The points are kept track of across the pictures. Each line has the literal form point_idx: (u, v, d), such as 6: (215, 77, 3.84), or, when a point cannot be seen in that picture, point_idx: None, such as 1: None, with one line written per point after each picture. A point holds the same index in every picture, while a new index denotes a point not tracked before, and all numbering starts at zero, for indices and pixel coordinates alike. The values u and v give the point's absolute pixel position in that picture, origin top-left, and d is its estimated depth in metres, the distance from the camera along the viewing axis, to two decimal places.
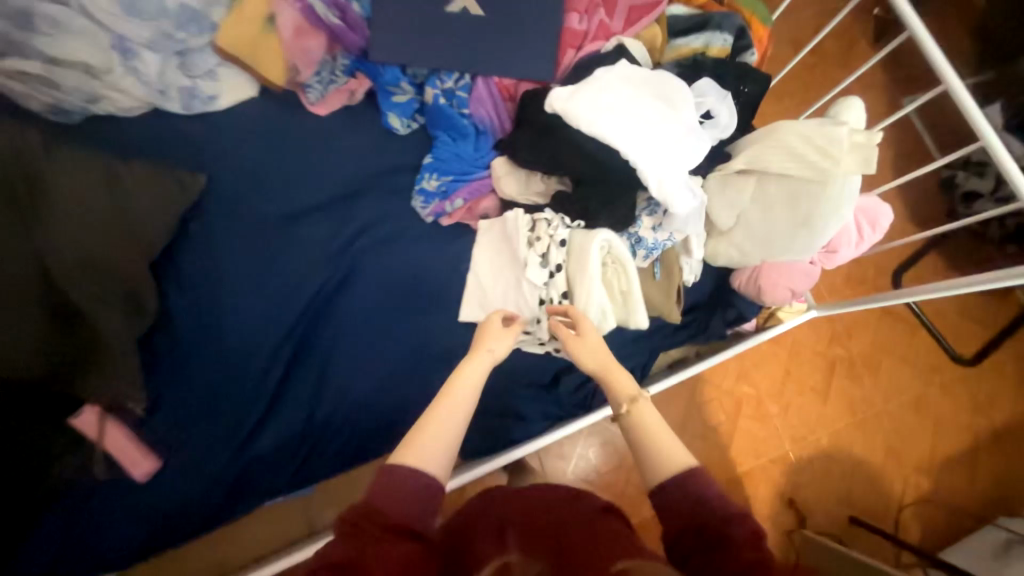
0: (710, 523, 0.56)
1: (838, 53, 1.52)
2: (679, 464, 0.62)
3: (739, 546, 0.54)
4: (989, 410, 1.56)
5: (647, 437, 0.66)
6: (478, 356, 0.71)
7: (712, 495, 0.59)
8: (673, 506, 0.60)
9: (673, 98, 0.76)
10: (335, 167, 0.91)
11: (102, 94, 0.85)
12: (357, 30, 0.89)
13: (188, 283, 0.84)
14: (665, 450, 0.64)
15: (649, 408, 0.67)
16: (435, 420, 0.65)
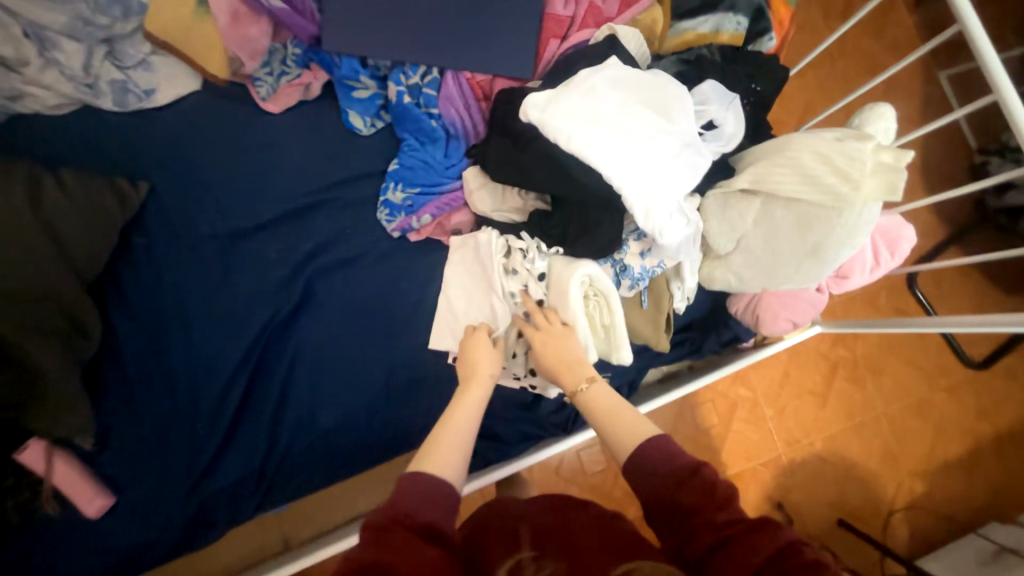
0: (665, 490, 0.52)
1: (872, 24, 1.33)
2: (637, 436, 0.57)
3: (700, 512, 0.49)
4: (995, 413, 1.50)
5: (608, 420, 0.60)
6: (480, 377, 0.65)
7: (668, 455, 0.54)
8: (634, 478, 0.55)
9: (668, 107, 0.65)
10: (291, 171, 0.82)
11: (22, 91, 0.75)
12: (306, 14, 0.77)
13: (134, 305, 0.78)
14: (628, 423, 0.59)
15: (604, 392, 0.62)
16: (445, 440, 0.58)
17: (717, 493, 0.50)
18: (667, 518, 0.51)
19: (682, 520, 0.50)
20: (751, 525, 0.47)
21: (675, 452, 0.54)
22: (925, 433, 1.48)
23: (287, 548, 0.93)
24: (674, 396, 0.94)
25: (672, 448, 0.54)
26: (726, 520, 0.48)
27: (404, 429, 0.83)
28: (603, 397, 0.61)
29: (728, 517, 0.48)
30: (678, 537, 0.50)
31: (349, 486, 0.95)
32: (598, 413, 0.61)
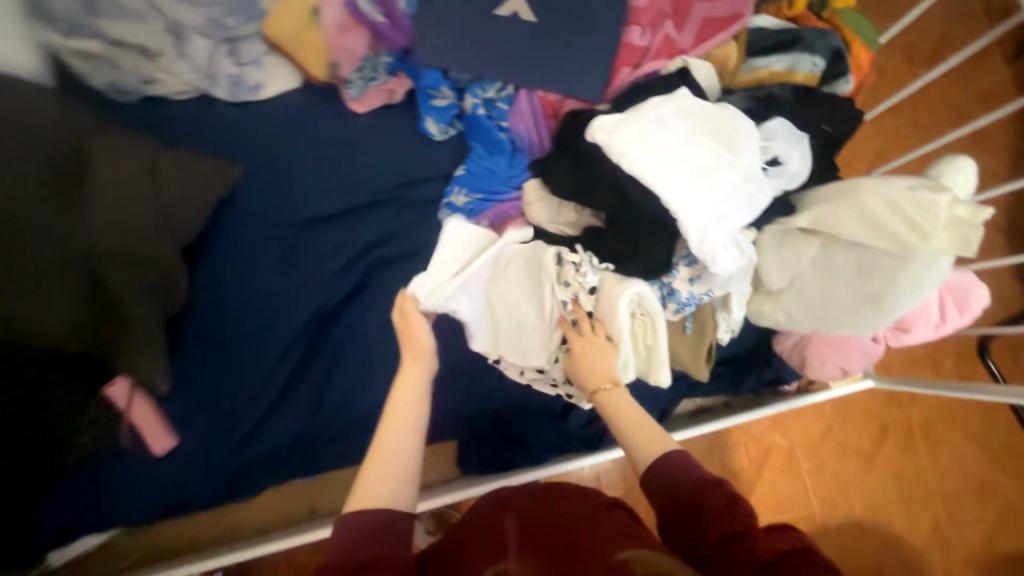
0: (685, 496, 0.54)
1: (961, 73, 1.28)
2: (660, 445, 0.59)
3: (717, 518, 0.51)
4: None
5: (629, 426, 0.62)
6: (411, 360, 0.67)
7: (687, 466, 0.56)
8: (652, 486, 0.56)
9: (733, 139, 0.66)
10: (368, 167, 0.90)
11: (155, 77, 0.87)
12: (401, 29, 0.83)
13: (217, 272, 0.86)
14: (646, 436, 0.61)
15: (624, 397, 0.65)
16: (387, 449, 0.59)
17: (737, 503, 0.52)
18: (683, 526, 0.53)
19: (699, 526, 0.52)
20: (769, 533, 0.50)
21: (695, 463, 0.56)
22: (985, 518, 1.35)
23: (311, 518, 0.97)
24: (705, 431, 0.94)
25: (692, 460, 0.56)
26: (743, 527, 0.50)
27: None
28: (624, 402, 0.64)
29: (745, 524, 0.50)
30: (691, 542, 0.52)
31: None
32: (621, 418, 0.63)
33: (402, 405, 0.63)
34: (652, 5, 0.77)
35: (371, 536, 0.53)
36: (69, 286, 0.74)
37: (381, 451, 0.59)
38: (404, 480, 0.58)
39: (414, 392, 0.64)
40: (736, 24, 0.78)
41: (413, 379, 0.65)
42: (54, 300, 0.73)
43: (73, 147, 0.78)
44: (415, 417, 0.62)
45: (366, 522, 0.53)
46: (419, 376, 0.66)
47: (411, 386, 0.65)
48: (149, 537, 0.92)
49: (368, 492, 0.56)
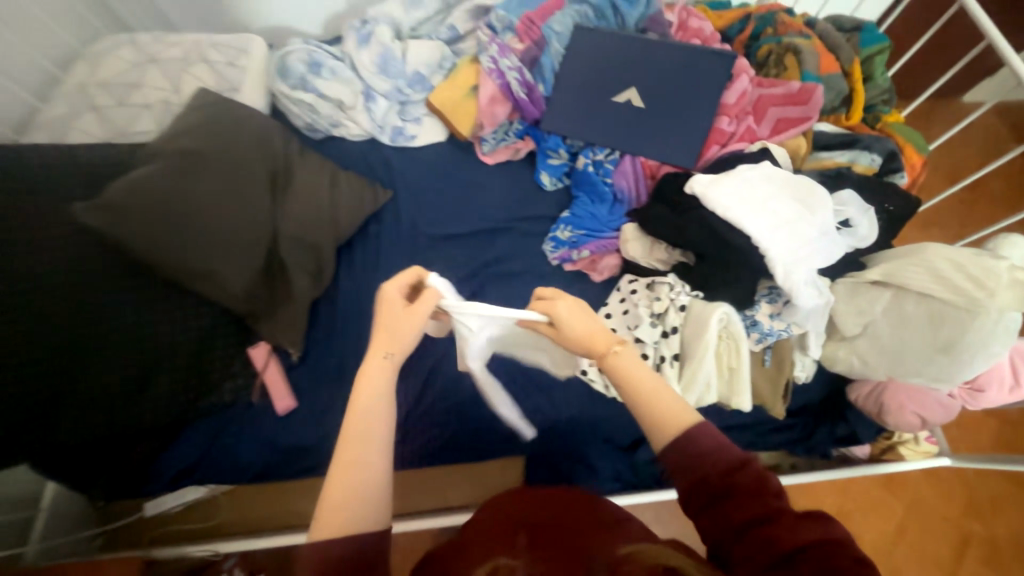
0: (716, 476, 0.53)
1: (997, 197, 1.45)
2: (681, 422, 0.57)
3: (748, 497, 0.51)
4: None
5: (655, 419, 0.59)
6: (375, 360, 0.63)
7: (716, 446, 0.55)
8: (679, 464, 0.55)
9: (811, 200, 0.81)
10: (491, 204, 1.10)
11: (342, 123, 1.14)
12: (536, 104, 1.08)
13: (355, 268, 1.03)
14: (660, 411, 0.59)
15: (630, 354, 0.64)
16: (346, 471, 0.54)
17: (768, 485, 0.52)
18: (709, 501, 0.53)
19: (728, 503, 0.52)
20: (798, 517, 0.50)
21: (723, 442, 0.55)
22: None
23: None
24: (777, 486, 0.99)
25: (719, 440, 0.55)
26: (774, 508, 0.50)
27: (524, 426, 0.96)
28: (630, 359, 0.62)
29: (776, 507, 0.51)
30: (716, 519, 0.52)
31: (452, 479, 1.11)
32: (635, 393, 0.61)
33: (359, 421, 0.57)
34: (738, 104, 0.99)
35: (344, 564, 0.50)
36: (257, 259, 0.92)
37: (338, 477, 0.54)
38: (372, 498, 0.54)
39: (378, 398, 0.59)
40: (804, 124, 0.98)
41: (373, 391, 0.60)
42: (245, 268, 0.90)
43: (283, 159, 1.00)
44: (382, 429, 0.58)
45: (333, 557, 0.50)
46: (381, 379, 0.61)
47: (370, 395, 0.59)
48: (239, 506, 0.99)
49: (333, 520, 0.52)
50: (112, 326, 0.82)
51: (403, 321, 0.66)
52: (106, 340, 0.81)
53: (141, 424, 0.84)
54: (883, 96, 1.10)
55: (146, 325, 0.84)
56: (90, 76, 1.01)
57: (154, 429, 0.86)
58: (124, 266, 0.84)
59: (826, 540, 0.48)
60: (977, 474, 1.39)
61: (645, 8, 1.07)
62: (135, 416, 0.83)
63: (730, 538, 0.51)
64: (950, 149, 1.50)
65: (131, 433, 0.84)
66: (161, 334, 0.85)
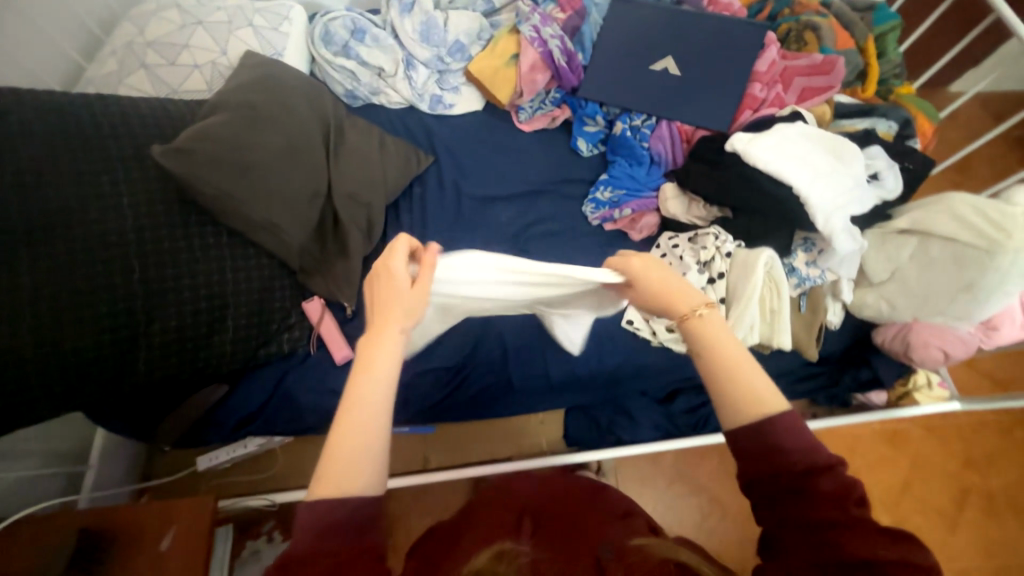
0: (789, 472, 0.49)
1: (985, 178, 1.59)
2: (757, 409, 0.51)
3: (826, 501, 0.46)
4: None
5: (732, 382, 0.52)
6: (389, 329, 0.55)
7: (798, 445, 0.49)
8: (749, 453, 0.51)
9: (844, 153, 0.88)
10: (530, 168, 1.14)
11: (382, 90, 1.17)
12: (575, 72, 1.13)
13: (404, 227, 1.06)
14: (746, 387, 0.52)
15: (719, 322, 0.56)
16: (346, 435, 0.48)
17: (851, 492, 0.47)
18: (776, 494, 0.49)
19: (801, 501, 0.47)
20: (880, 532, 0.45)
21: (810, 440, 0.49)
22: None
23: (426, 467, 1.12)
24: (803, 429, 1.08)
25: (803, 438, 0.49)
26: (853, 519, 0.45)
27: (569, 377, 1.01)
28: (716, 328, 0.55)
29: (856, 517, 0.45)
30: (778, 514, 0.49)
31: (493, 434, 1.16)
32: (719, 366, 0.54)
33: (362, 385, 0.51)
34: (769, 72, 1.05)
35: (332, 528, 0.45)
36: (311, 217, 0.94)
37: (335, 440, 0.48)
38: (371, 465, 0.48)
39: (390, 362, 0.53)
40: (827, 93, 1.05)
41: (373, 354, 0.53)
42: (303, 223, 0.93)
43: (334, 121, 1.03)
44: (387, 391, 0.51)
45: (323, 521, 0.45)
46: (393, 346, 0.54)
47: (385, 361, 0.53)
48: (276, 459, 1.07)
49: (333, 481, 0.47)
50: (185, 271, 0.83)
51: (403, 290, 0.58)
52: (181, 284, 0.83)
53: (210, 367, 0.87)
54: (895, 71, 1.18)
55: (214, 273, 0.86)
56: (139, 36, 1.02)
57: (220, 371, 0.89)
58: (191, 212, 0.85)
59: (903, 560, 0.43)
60: (974, 431, 1.49)
61: None
62: (204, 358, 0.86)
63: (790, 536, 0.47)
64: (946, 131, 1.61)
65: (199, 375, 0.88)
66: (226, 283, 0.87)
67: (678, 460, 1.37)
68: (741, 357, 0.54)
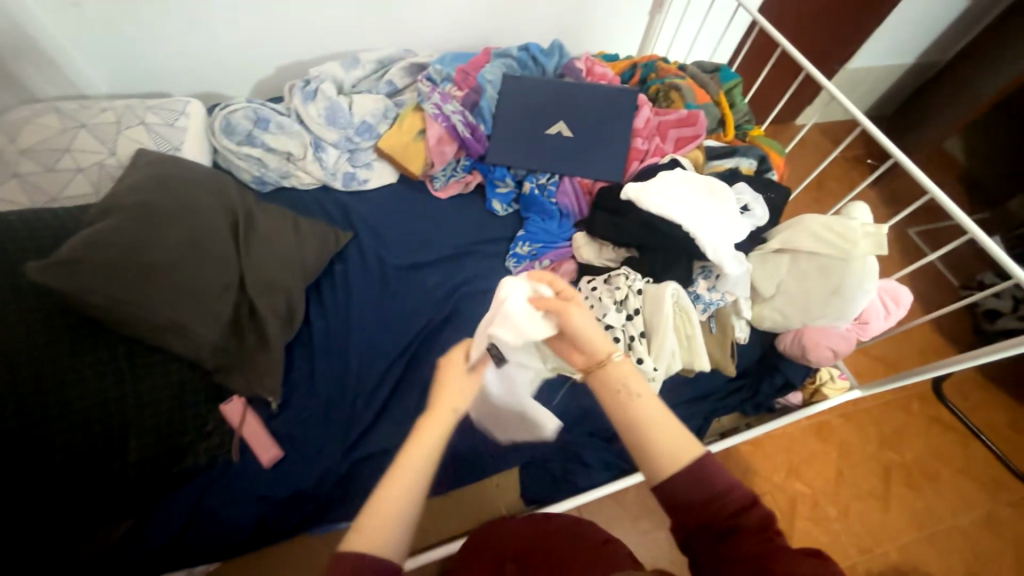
0: (722, 515, 0.57)
1: (836, 191, 1.91)
2: (682, 457, 0.60)
3: (752, 536, 0.55)
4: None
5: (653, 432, 0.61)
6: (442, 413, 0.62)
7: (726, 485, 0.58)
8: (685, 503, 0.58)
9: (718, 191, 1.01)
10: (450, 233, 1.18)
11: (292, 173, 1.18)
12: (480, 142, 1.21)
13: (329, 308, 1.03)
14: (666, 439, 0.60)
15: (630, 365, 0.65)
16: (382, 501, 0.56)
17: (771, 524, 0.56)
18: (715, 537, 0.57)
19: (733, 540, 0.55)
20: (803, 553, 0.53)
21: (732, 484, 0.58)
22: (1002, 549, 1.48)
23: None
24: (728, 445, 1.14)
25: (729, 479, 0.59)
26: (777, 545, 0.54)
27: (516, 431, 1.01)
28: (629, 370, 0.65)
29: (780, 547, 0.54)
30: (718, 555, 0.55)
31: (453, 510, 1.08)
32: (639, 419, 0.62)
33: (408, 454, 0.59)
34: (647, 127, 1.21)
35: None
36: (222, 312, 0.89)
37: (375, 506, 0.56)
38: (397, 529, 0.56)
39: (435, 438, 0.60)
40: (696, 141, 1.21)
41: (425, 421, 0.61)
42: (209, 319, 0.86)
43: (244, 210, 1.00)
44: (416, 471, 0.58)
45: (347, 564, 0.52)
46: (439, 425, 0.61)
47: (431, 438, 0.60)
48: None
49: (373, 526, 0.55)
50: (78, 393, 0.76)
51: (461, 381, 0.65)
52: (69, 409, 0.75)
53: (109, 498, 0.76)
54: (746, 117, 1.42)
55: (113, 387, 0.79)
56: (11, 144, 0.97)
57: (124, 501, 0.78)
58: (80, 326, 0.79)
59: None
60: (882, 411, 1.67)
61: (559, 59, 1.32)
62: (100, 489, 0.75)
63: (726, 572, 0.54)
64: (800, 157, 1.93)
65: (97, 515, 0.75)
66: (128, 397, 0.79)
67: (639, 495, 1.38)
68: (657, 409, 0.62)
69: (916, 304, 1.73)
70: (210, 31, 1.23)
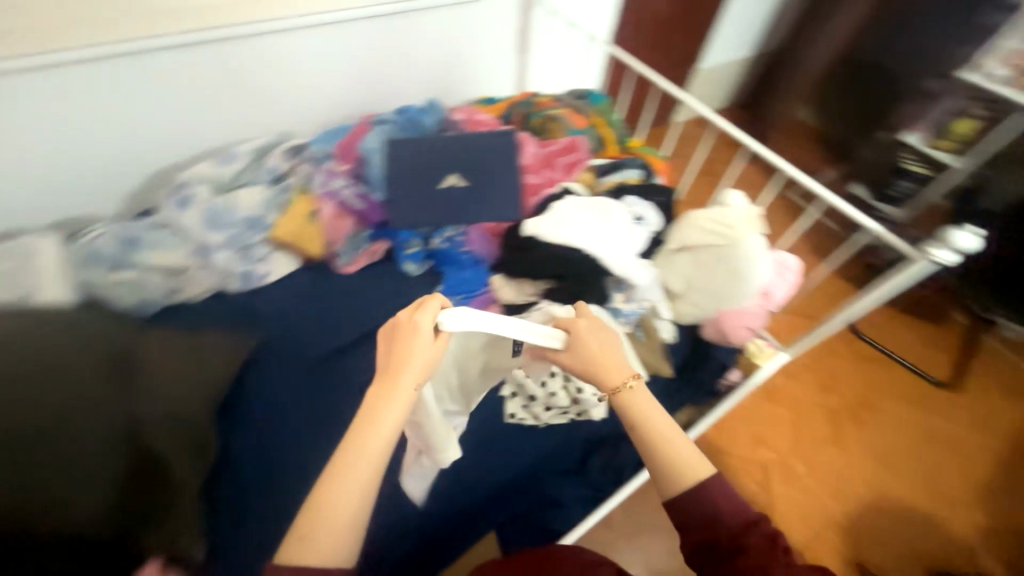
0: (728, 535, 0.64)
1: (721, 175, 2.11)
2: (689, 481, 0.68)
3: (757, 554, 0.62)
4: (1006, 441, 1.67)
5: (659, 457, 0.70)
6: (405, 379, 0.66)
7: (731, 507, 0.66)
8: (691, 522, 0.67)
9: (608, 209, 1.07)
10: (369, 307, 1.15)
11: (180, 287, 1.10)
12: (374, 210, 1.18)
13: (248, 425, 0.95)
14: (677, 464, 0.69)
15: (642, 393, 0.73)
16: (333, 499, 0.60)
17: (774, 542, 0.64)
18: (720, 552, 0.65)
19: (740, 558, 0.63)
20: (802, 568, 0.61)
21: (735, 504, 0.66)
22: (944, 458, 1.63)
23: None
24: None
25: (733, 503, 0.66)
26: (779, 561, 0.61)
27: (483, 493, 0.99)
28: (640, 400, 0.72)
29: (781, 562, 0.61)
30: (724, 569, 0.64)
31: None
32: (649, 444, 0.71)
33: (370, 427, 0.64)
34: (536, 161, 1.26)
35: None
36: (115, 468, 0.78)
37: (327, 492, 0.60)
38: (351, 516, 0.60)
39: (395, 409, 0.65)
40: (583, 163, 1.30)
41: (385, 390, 0.66)
42: (99, 483, 0.76)
43: (124, 343, 0.89)
44: (359, 498, 0.61)
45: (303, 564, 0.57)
46: (400, 394, 0.66)
47: (391, 410, 0.65)
48: None
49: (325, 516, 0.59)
50: None
51: (421, 351, 0.68)
52: None
53: None
54: (623, 131, 1.54)
55: None
56: None
57: None
58: None
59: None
60: (815, 361, 1.81)
61: (437, 115, 1.36)
62: None
63: None
64: (681, 155, 2.14)
65: None
66: None
67: None
68: (666, 434, 0.71)
69: (811, 258, 1.93)
70: (60, 159, 1.14)
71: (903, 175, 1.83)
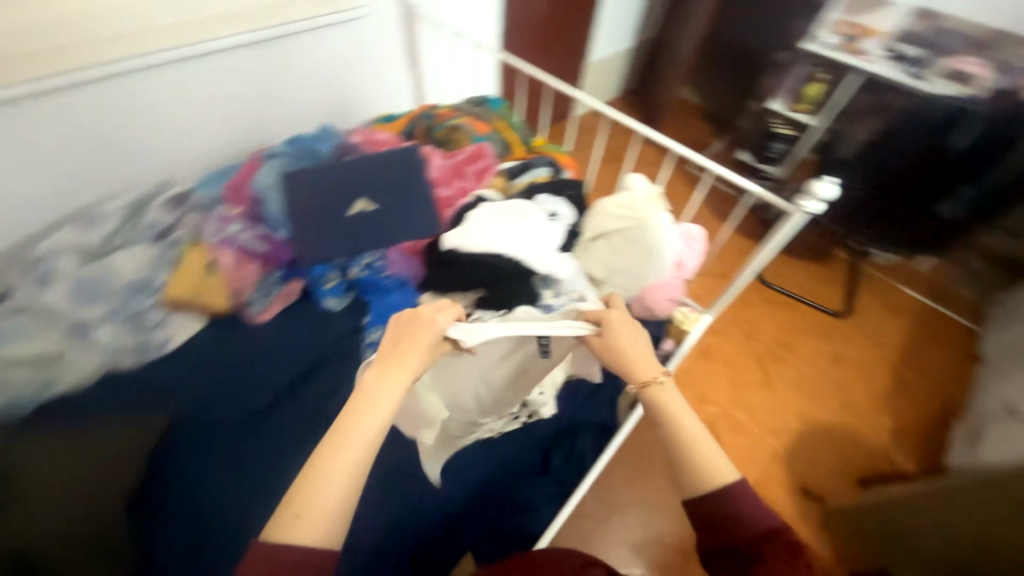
0: (748, 539, 0.64)
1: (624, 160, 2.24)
2: (713, 483, 0.68)
3: (777, 561, 0.61)
4: (905, 356, 1.92)
5: (682, 453, 0.71)
6: (405, 365, 0.68)
7: (756, 513, 0.65)
8: (707, 521, 0.67)
9: (523, 211, 1.08)
10: (293, 352, 1.08)
11: (52, 379, 0.93)
12: (280, 249, 1.10)
13: (167, 515, 0.85)
14: (700, 465, 0.69)
15: (671, 392, 0.76)
16: (317, 492, 0.56)
17: (798, 551, 0.62)
18: (738, 555, 0.64)
19: (758, 563, 0.62)
20: None
21: (761, 509, 0.66)
22: (852, 377, 1.85)
23: None
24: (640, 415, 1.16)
25: (760, 507, 0.65)
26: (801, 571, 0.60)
27: (450, 516, 0.97)
28: (667, 397, 0.75)
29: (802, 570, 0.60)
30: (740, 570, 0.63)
31: None
32: (676, 441, 0.72)
33: (361, 413, 0.63)
34: (444, 173, 1.25)
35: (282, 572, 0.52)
36: None
37: (312, 477, 0.57)
38: (337, 512, 0.56)
39: (391, 395, 0.65)
40: (491, 170, 1.30)
41: (380, 376, 0.67)
42: None
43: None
44: (342, 492, 0.57)
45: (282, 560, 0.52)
46: (395, 380, 0.67)
47: (386, 395, 0.65)
48: None
49: (310, 502, 0.55)
50: None
51: (424, 340, 0.71)
52: None
53: None
54: (527, 132, 1.58)
55: None
56: None
57: None
58: None
59: None
60: (736, 315, 1.98)
61: (332, 140, 1.30)
62: None
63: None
64: (585, 147, 2.25)
65: None
66: None
67: None
68: (696, 433, 0.72)
69: (716, 223, 2.11)
70: None
71: (776, 138, 2.06)
